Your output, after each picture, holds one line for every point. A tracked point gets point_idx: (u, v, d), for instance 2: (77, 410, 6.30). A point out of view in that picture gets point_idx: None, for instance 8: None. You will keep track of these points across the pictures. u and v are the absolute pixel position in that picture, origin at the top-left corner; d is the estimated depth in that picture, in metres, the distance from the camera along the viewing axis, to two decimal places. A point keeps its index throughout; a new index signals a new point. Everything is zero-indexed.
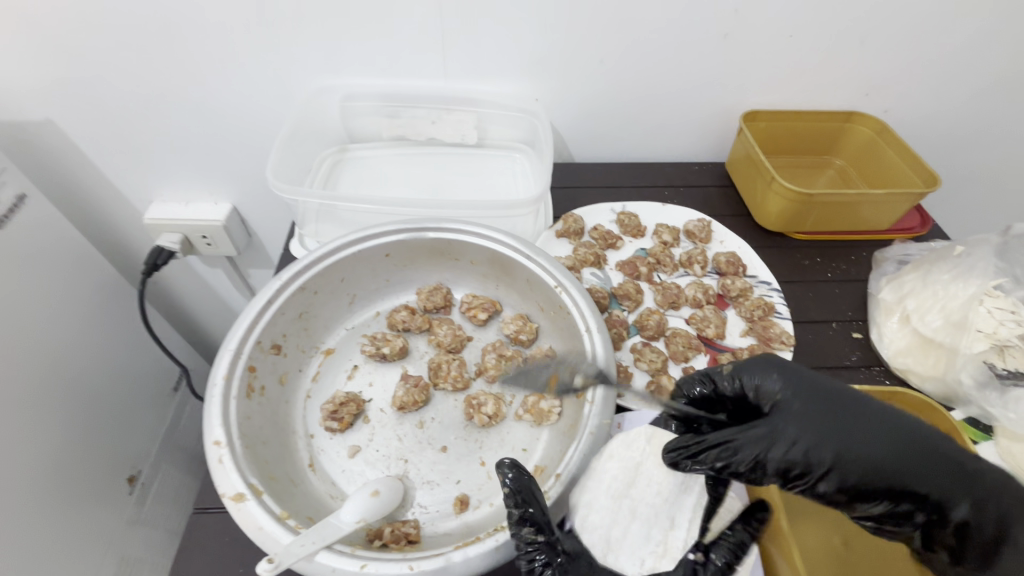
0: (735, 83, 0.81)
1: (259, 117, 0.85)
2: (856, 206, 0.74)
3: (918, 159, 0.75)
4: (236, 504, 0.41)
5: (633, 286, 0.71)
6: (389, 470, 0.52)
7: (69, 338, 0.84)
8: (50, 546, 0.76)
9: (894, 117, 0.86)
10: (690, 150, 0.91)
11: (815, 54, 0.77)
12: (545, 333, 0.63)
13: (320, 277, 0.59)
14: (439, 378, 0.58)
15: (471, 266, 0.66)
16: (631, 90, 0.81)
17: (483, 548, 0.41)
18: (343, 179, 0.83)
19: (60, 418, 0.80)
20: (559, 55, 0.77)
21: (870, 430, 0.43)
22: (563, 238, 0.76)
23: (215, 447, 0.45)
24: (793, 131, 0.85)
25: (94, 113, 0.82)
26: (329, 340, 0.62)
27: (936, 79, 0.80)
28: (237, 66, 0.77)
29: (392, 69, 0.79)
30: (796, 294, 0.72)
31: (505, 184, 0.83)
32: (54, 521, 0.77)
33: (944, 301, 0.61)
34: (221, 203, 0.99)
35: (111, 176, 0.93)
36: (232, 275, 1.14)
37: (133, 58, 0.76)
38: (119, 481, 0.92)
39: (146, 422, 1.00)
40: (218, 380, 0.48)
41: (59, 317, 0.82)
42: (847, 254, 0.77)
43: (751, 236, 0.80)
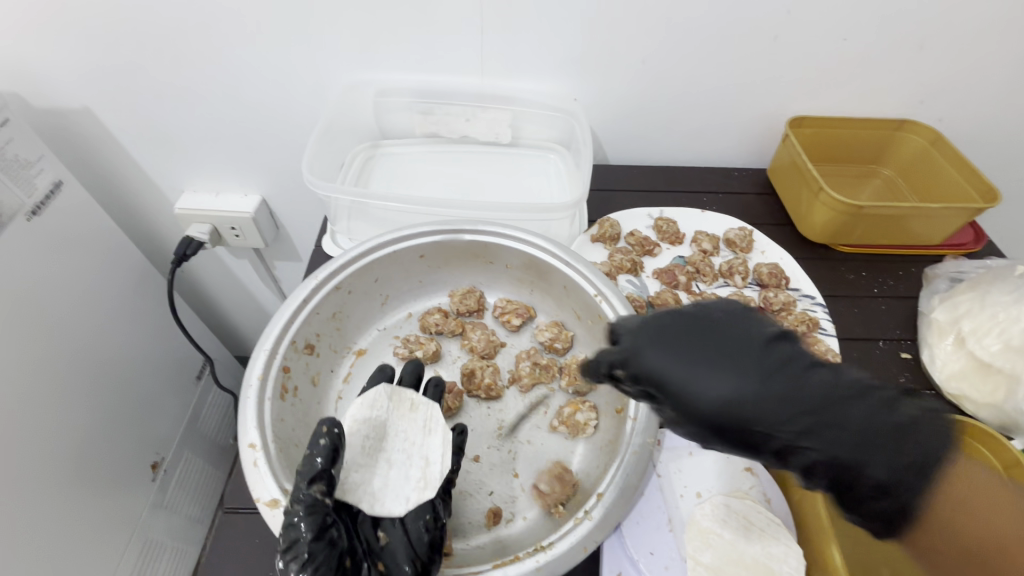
0: (782, 87, 0.78)
1: (292, 110, 0.84)
2: (908, 219, 0.70)
3: (977, 172, 0.72)
4: (271, 510, 0.40)
5: (672, 295, 0.68)
6: None
7: (99, 325, 0.85)
8: (73, 530, 0.76)
9: (948, 127, 0.82)
10: (729, 155, 0.88)
11: (869, 59, 0.74)
12: (580, 342, 0.61)
13: (355, 277, 0.58)
14: (472, 386, 0.56)
15: (506, 270, 0.64)
16: (673, 92, 0.79)
17: (522, 569, 0.40)
18: (376, 175, 0.82)
19: (87, 404, 0.81)
20: (600, 54, 0.75)
21: (783, 404, 0.37)
22: (598, 243, 0.74)
23: (249, 450, 0.44)
24: (840, 138, 0.82)
25: (130, 101, 0.82)
26: (360, 340, 0.61)
27: (997, 87, 0.76)
28: (273, 59, 0.77)
29: (428, 64, 0.78)
30: (841, 310, 0.70)
31: (539, 185, 0.81)
32: (77, 506, 0.78)
33: (1005, 325, 0.57)
34: (250, 195, 0.99)
35: (144, 166, 0.93)
36: (258, 267, 1.14)
37: (171, 49, 0.75)
38: (143, 468, 0.92)
39: (170, 410, 1.01)
40: (253, 380, 0.47)
41: (89, 303, 0.83)
42: (895, 269, 0.74)
43: (793, 247, 0.77)
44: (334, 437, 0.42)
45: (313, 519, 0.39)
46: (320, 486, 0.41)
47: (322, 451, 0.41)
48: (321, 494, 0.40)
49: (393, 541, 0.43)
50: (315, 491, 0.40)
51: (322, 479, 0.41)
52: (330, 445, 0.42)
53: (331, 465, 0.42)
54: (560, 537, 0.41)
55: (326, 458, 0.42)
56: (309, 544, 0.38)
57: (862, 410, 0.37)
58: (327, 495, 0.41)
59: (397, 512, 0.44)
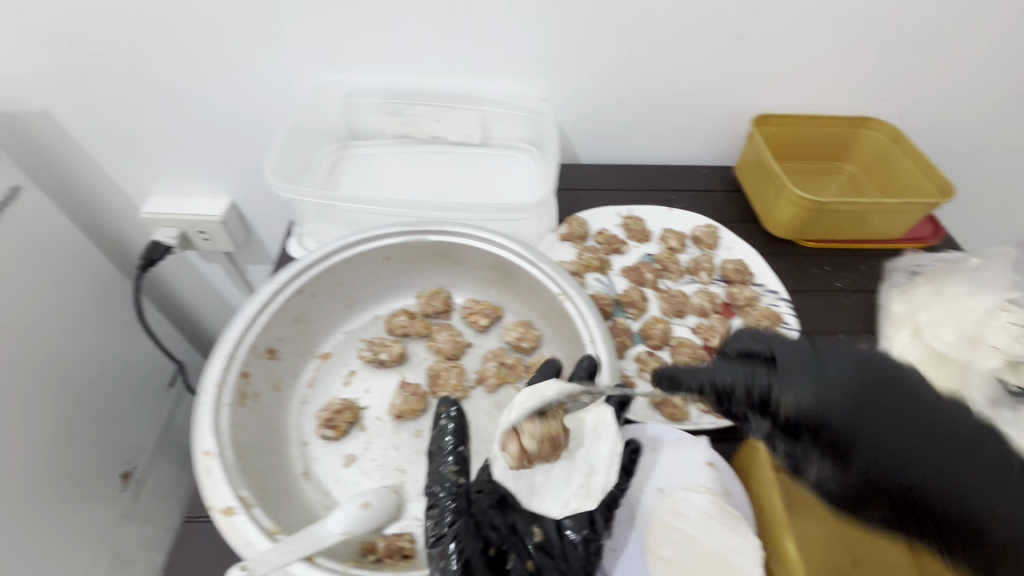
0: (748, 85, 0.79)
1: (260, 109, 0.83)
2: (868, 215, 0.72)
3: (934, 168, 0.74)
4: (225, 518, 0.40)
5: (639, 293, 0.69)
6: (385, 481, 0.50)
7: (65, 333, 0.83)
8: (41, 540, 0.75)
9: (907, 124, 0.84)
10: (698, 154, 0.89)
11: (830, 57, 0.75)
12: (547, 341, 0.61)
13: (319, 280, 0.57)
14: (437, 387, 0.56)
15: (473, 271, 0.64)
16: (641, 90, 0.79)
17: None
18: (345, 176, 0.81)
19: (53, 412, 0.79)
20: (568, 54, 0.75)
21: (906, 431, 0.35)
22: (567, 241, 0.74)
23: (205, 458, 0.43)
24: (803, 136, 0.83)
25: (92, 104, 0.80)
26: (325, 344, 0.60)
27: (955, 86, 0.78)
28: (238, 59, 0.75)
29: (395, 65, 0.77)
30: (804, 305, 0.71)
31: (509, 185, 0.81)
32: (45, 516, 0.76)
33: (958, 316, 0.60)
34: (220, 198, 0.97)
35: (108, 167, 0.91)
36: (231, 270, 1.12)
37: (132, 46, 0.74)
38: (114, 477, 0.91)
39: (141, 417, 0.99)
40: (210, 387, 0.47)
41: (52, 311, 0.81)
42: (856, 263, 0.76)
43: (759, 243, 0.78)
44: (456, 417, 0.50)
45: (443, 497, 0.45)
46: (450, 466, 0.47)
47: (449, 433, 0.49)
48: (456, 476, 0.47)
49: (550, 536, 0.46)
50: (448, 470, 0.47)
51: (460, 459, 0.48)
52: (455, 425, 0.49)
53: (457, 445, 0.49)
54: None
55: (454, 439, 0.49)
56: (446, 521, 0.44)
57: (983, 461, 0.34)
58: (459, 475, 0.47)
59: (556, 513, 0.47)
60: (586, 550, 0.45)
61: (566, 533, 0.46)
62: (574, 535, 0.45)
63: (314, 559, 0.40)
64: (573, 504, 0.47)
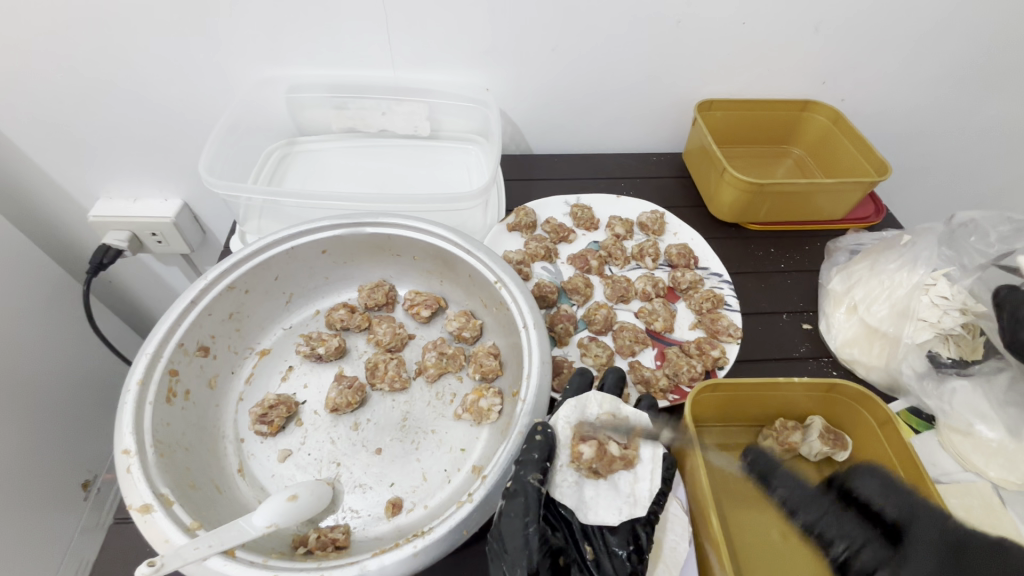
0: (690, 71, 0.79)
1: (202, 108, 0.80)
2: (810, 195, 0.72)
3: (871, 147, 0.75)
4: (141, 516, 0.40)
5: (583, 280, 0.69)
6: (320, 474, 0.51)
7: (16, 348, 0.79)
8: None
9: (849, 106, 0.85)
10: (647, 141, 0.89)
11: (772, 41, 0.76)
12: (488, 329, 0.62)
13: (251, 275, 0.57)
14: (375, 379, 0.56)
15: (414, 262, 0.64)
16: (589, 78, 0.79)
17: (400, 556, 0.39)
18: (291, 173, 0.80)
19: (8, 427, 0.76)
20: (509, 43, 0.74)
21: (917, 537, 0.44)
22: (515, 231, 0.75)
23: (124, 456, 0.43)
24: (748, 120, 0.84)
25: (28, 108, 0.76)
26: (264, 340, 0.61)
27: (890, 66, 0.80)
28: (173, 58, 0.72)
29: (340, 58, 0.75)
30: (748, 286, 0.71)
31: (457, 176, 0.81)
32: (5, 531, 0.74)
33: (890, 290, 0.61)
34: (171, 199, 0.95)
35: (46, 174, 0.86)
36: (188, 273, 1.09)
37: (59, 48, 0.70)
38: (73, 486, 0.88)
39: (100, 426, 0.97)
40: (132, 386, 0.46)
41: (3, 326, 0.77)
42: (801, 244, 0.77)
43: (706, 227, 0.79)
44: (548, 436, 0.46)
45: (528, 505, 0.43)
46: (537, 475, 0.44)
47: (538, 445, 0.45)
48: (539, 484, 0.44)
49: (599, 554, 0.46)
50: (533, 479, 0.44)
51: (543, 469, 0.45)
52: (545, 438, 0.46)
53: (546, 459, 0.45)
54: (440, 521, 0.41)
55: (541, 451, 0.45)
56: (527, 534, 0.41)
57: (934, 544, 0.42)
58: (541, 484, 0.44)
59: (611, 521, 0.47)
60: (633, 568, 0.45)
61: (613, 552, 0.46)
62: (618, 552, 0.46)
63: (233, 553, 0.39)
64: (627, 511, 0.48)
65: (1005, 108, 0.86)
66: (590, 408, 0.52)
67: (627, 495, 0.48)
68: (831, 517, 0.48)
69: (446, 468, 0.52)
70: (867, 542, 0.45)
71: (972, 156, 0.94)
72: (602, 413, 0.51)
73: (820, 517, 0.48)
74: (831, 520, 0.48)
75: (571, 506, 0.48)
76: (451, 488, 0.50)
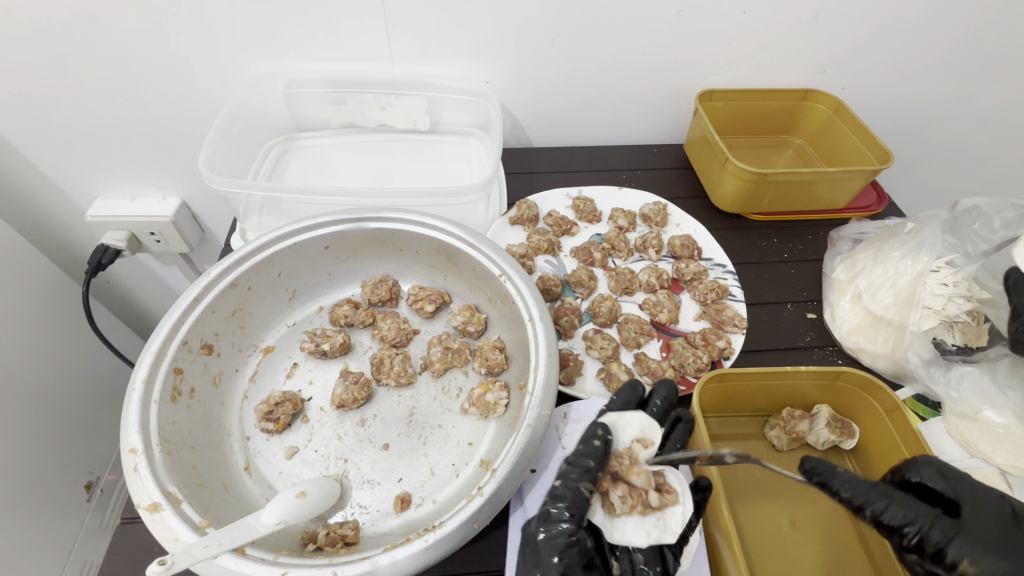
0: (691, 61, 0.78)
1: (198, 104, 0.79)
2: (815, 183, 0.72)
3: (873, 136, 0.75)
4: (150, 515, 0.40)
5: (586, 273, 0.70)
6: (328, 470, 0.51)
7: (16, 352, 0.78)
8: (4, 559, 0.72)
9: (850, 95, 0.85)
10: (647, 132, 0.89)
11: (772, 31, 0.75)
12: (493, 323, 0.61)
13: (254, 273, 0.57)
14: (381, 375, 0.56)
15: (416, 257, 0.64)
16: (589, 70, 0.78)
17: (411, 551, 0.39)
18: (290, 169, 0.79)
19: (10, 429, 0.76)
20: (508, 36, 0.73)
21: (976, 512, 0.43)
22: (517, 225, 0.75)
23: (131, 456, 0.43)
24: (748, 110, 0.84)
25: (22, 107, 0.75)
26: (268, 337, 0.61)
27: (891, 53, 0.79)
28: (168, 52, 0.71)
29: (337, 53, 0.74)
30: (752, 276, 0.71)
31: (458, 170, 0.80)
32: (10, 534, 0.73)
33: (894, 279, 0.61)
34: (169, 198, 0.94)
35: (42, 172, 0.85)
36: (187, 272, 1.09)
37: (51, 43, 0.68)
38: (76, 488, 0.88)
39: (102, 428, 0.96)
40: (138, 385, 0.46)
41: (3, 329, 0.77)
42: (804, 234, 0.76)
43: (709, 218, 0.79)
44: (606, 443, 0.47)
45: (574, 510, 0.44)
46: (588, 484, 0.45)
47: (594, 452, 0.46)
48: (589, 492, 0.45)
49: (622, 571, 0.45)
50: (585, 487, 0.45)
51: (593, 477, 0.46)
52: (603, 449, 0.47)
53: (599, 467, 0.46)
54: (450, 515, 0.41)
55: (596, 459, 0.46)
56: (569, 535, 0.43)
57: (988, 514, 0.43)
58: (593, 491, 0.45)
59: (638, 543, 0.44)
60: None
61: (639, 569, 0.45)
62: (645, 568, 0.45)
63: (244, 550, 0.39)
64: (656, 536, 0.44)
65: (1006, 95, 0.85)
66: (630, 427, 0.50)
67: (660, 517, 0.45)
68: (898, 499, 0.42)
69: (454, 463, 0.51)
70: (937, 518, 0.42)
71: (972, 144, 0.94)
72: (642, 435, 0.49)
73: (889, 502, 0.42)
74: (897, 502, 0.42)
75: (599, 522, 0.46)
76: (461, 483, 0.50)
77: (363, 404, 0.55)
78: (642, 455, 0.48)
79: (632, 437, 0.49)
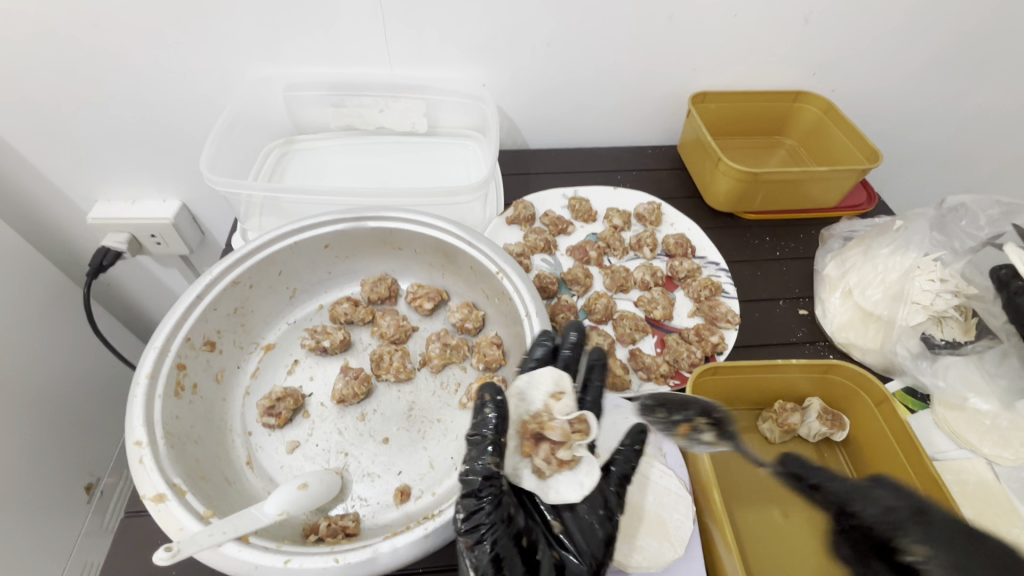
0: (685, 64, 0.80)
1: (200, 107, 0.80)
2: (805, 183, 0.73)
3: (863, 136, 0.76)
4: (155, 505, 0.41)
5: (582, 270, 0.71)
6: (328, 464, 0.52)
7: (18, 354, 0.79)
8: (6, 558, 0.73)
9: (840, 96, 0.87)
10: (642, 134, 0.91)
11: (762, 35, 0.77)
12: (491, 320, 0.62)
13: (256, 271, 0.58)
14: (381, 371, 0.57)
15: (415, 255, 0.65)
16: (584, 74, 0.80)
17: (411, 538, 0.40)
18: (290, 170, 0.80)
19: (11, 430, 0.76)
20: (504, 40, 0.75)
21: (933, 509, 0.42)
22: (514, 225, 0.76)
23: (136, 448, 0.43)
24: (741, 111, 0.85)
25: (26, 111, 0.76)
26: (269, 335, 0.62)
27: (879, 56, 0.81)
28: (171, 56, 0.72)
29: (335, 57, 0.76)
30: (745, 274, 0.73)
31: (456, 171, 0.81)
32: (11, 533, 0.74)
33: (883, 276, 0.62)
34: (170, 200, 0.95)
35: (44, 175, 0.86)
36: (187, 274, 1.10)
37: (53, 47, 0.69)
38: (76, 489, 0.88)
39: (102, 430, 0.97)
40: (142, 379, 0.47)
41: (6, 330, 0.77)
42: (796, 232, 0.78)
43: (702, 217, 0.80)
44: (500, 407, 0.43)
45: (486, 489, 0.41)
46: (493, 457, 0.41)
47: (491, 421, 0.42)
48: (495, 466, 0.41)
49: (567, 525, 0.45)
50: (490, 463, 0.41)
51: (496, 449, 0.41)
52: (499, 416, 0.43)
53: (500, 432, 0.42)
54: (449, 504, 0.42)
55: (495, 429, 0.42)
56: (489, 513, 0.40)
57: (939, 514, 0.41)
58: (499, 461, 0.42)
59: (574, 498, 0.45)
60: (606, 532, 0.45)
61: (581, 520, 0.45)
62: (589, 519, 0.46)
63: (248, 539, 0.40)
64: (589, 484, 0.45)
65: (993, 96, 0.87)
66: (542, 385, 0.48)
67: (586, 467, 0.46)
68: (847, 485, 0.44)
69: (453, 456, 0.52)
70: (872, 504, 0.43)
71: (961, 144, 0.95)
72: (553, 391, 0.48)
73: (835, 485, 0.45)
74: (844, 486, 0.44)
75: (532, 488, 0.46)
76: (459, 475, 0.50)
77: (365, 399, 0.56)
78: (558, 410, 0.47)
79: (543, 396, 0.48)
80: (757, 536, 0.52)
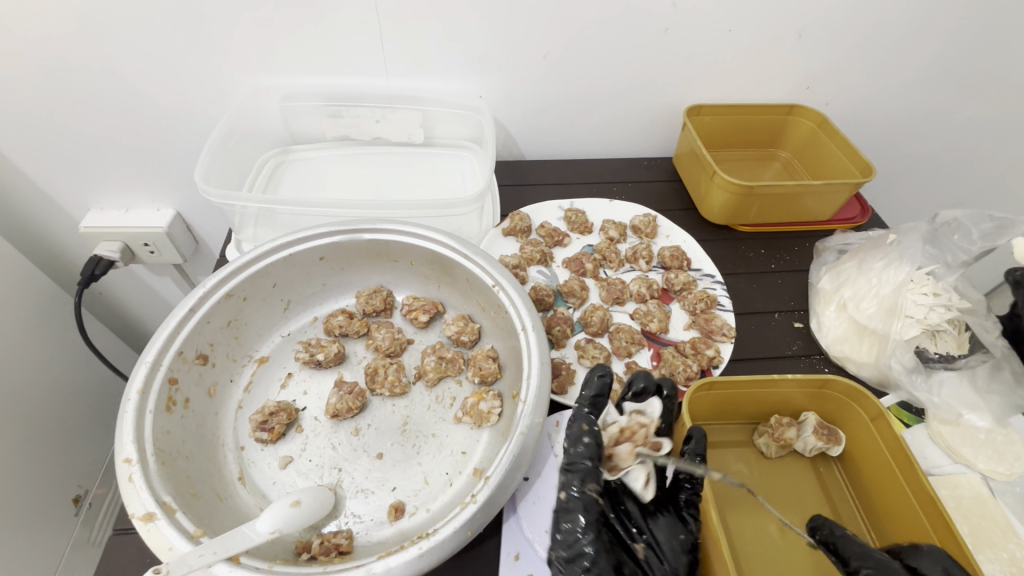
0: (680, 76, 0.80)
1: (197, 117, 0.79)
2: (800, 196, 0.74)
3: (856, 150, 0.77)
4: (144, 525, 0.40)
5: (578, 283, 0.71)
6: (321, 480, 0.51)
7: (7, 363, 0.78)
8: None
9: (833, 109, 0.87)
10: (637, 146, 0.91)
11: (756, 48, 0.78)
12: (487, 333, 0.62)
13: (250, 283, 0.58)
14: (375, 385, 0.57)
15: (411, 267, 0.65)
16: (580, 87, 0.81)
17: (405, 558, 0.40)
18: (285, 181, 0.80)
19: None
20: (502, 52, 0.75)
21: None
22: (510, 236, 0.76)
23: (125, 465, 0.43)
24: (735, 125, 0.86)
25: (20, 120, 0.76)
26: (263, 347, 0.61)
27: (870, 71, 0.82)
28: (167, 66, 0.72)
29: (332, 68, 0.76)
30: (740, 286, 0.73)
31: (452, 182, 0.81)
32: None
33: (878, 289, 0.63)
34: (163, 209, 0.94)
35: (37, 184, 0.85)
36: (180, 283, 1.09)
37: (49, 57, 0.69)
38: (63, 502, 0.86)
39: (89, 442, 0.95)
40: (132, 395, 0.46)
41: None
42: (791, 245, 0.78)
43: (697, 229, 0.80)
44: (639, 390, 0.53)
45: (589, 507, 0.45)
46: (592, 485, 0.45)
47: (588, 452, 0.46)
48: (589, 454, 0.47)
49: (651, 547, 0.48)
50: (591, 489, 0.45)
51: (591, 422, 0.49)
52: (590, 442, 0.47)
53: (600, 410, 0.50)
54: (443, 523, 0.42)
55: (592, 457, 0.46)
56: (590, 540, 0.43)
57: None
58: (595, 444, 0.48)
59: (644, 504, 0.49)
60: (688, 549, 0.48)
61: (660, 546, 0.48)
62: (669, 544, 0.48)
63: (238, 559, 0.39)
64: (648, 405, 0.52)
65: (984, 110, 0.88)
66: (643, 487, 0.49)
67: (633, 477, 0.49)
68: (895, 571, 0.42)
69: (448, 472, 0.52)
70: None
71: (953, 157, 0.96)
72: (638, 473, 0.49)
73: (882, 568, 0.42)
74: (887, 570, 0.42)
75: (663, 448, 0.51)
76: (454, 491, 0.50)
77: (361, 409, 0.55)
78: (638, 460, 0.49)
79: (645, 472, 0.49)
80: (753, 552, 0.52)
